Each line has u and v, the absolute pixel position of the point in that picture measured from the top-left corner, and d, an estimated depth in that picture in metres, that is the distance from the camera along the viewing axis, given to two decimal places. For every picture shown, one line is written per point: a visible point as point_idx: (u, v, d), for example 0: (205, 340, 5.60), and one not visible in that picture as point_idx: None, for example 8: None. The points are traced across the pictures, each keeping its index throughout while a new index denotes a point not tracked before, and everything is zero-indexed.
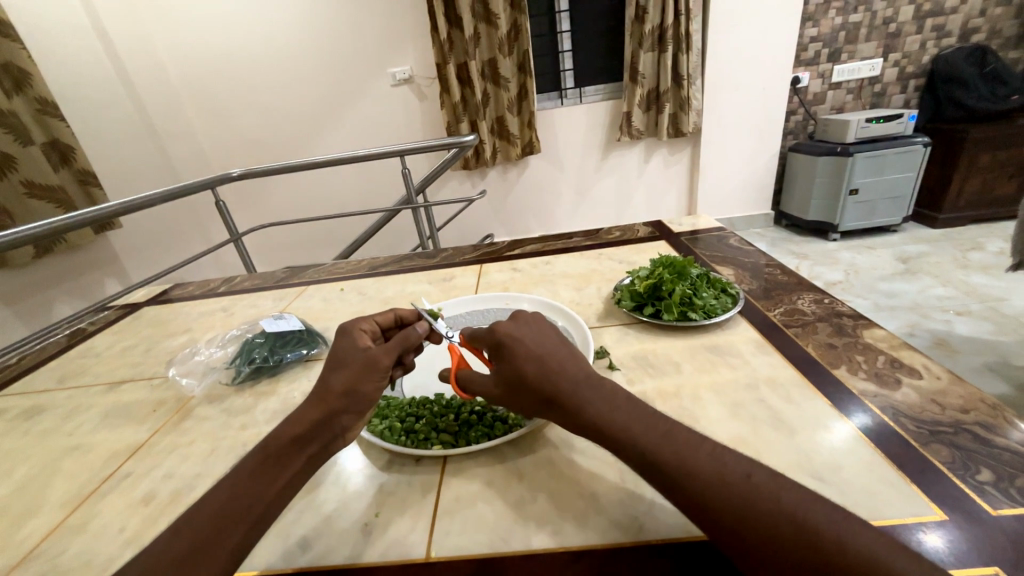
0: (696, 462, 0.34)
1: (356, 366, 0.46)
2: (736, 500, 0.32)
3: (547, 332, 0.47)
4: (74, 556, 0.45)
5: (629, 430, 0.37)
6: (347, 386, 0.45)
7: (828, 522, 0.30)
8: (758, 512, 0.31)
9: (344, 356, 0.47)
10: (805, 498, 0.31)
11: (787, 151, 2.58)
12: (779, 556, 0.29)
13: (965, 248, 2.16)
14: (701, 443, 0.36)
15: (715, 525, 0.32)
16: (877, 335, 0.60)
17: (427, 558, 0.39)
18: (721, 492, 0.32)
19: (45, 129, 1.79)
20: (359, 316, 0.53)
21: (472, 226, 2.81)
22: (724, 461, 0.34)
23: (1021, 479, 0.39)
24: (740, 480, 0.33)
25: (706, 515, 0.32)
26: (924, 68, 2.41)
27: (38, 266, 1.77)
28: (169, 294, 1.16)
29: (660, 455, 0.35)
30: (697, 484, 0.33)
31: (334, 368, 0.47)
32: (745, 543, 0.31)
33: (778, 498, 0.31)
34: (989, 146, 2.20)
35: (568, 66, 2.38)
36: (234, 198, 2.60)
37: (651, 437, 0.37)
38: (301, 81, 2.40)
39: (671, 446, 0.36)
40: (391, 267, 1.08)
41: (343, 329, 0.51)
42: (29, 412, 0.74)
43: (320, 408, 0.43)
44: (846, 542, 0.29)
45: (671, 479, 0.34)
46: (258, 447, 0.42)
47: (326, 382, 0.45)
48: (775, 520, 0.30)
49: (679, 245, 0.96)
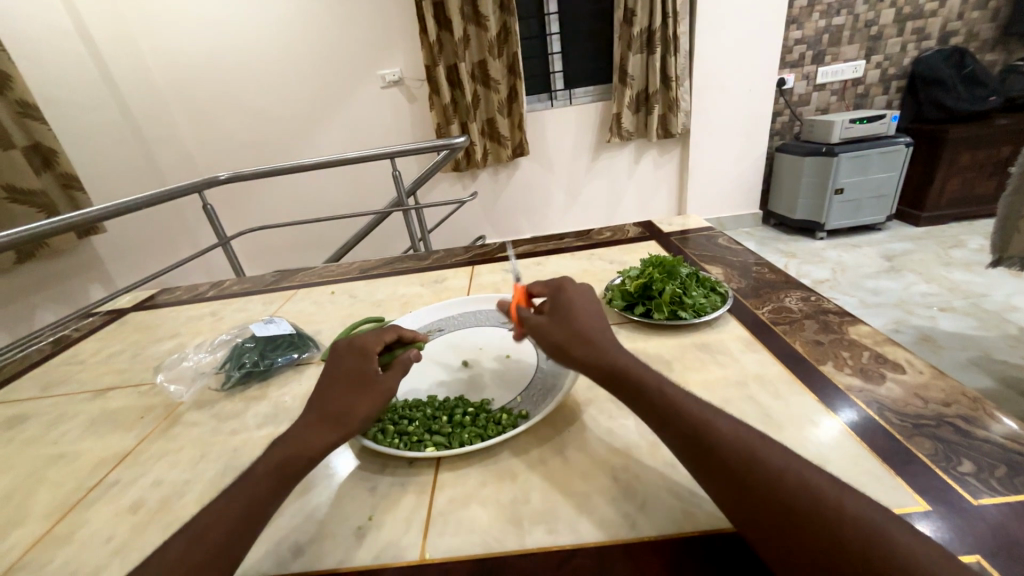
0: (717, 424, 0.38)
1: (378, 397, 0.47)
2: (748, 459, 0.35)
3: (592, 302, 0.51)
4: (60, 567, 0.44)
5: (662, 391, 0.41)
6: (367, 415, 0.46)
7: (829, 485, 0.33)
8: (766, 471, 0.34)
9: (365, 384, 0.48)
10: (811, 467, 0.35)
11: (774, 152, 2.62)
12: (779, 509, 0.33)
13: (948, 246, 2.21)
14: (723, 412, 0.39)
15: (724, 476, 0.35)
16: (862, 331, 0.61)
17: (422, 560, 0.39)
18: (736, 450, 0.36)
19: (26, 132, 1.75)
20: (378, 331, 0.53)
21: (463, 228, 2.80)
22: (743, 427, 0.37)
23: (1000, 470, 0.40)
24: (753, 444, 0.36)
25: (717, 467, 0.36)
26: (905, 70, 2.46)
27: (19, 272, 1.74)
28: (156, 299, 1.15)
29: (684, 413, 0.39)
30: (714, 441, 0.37)
31: (353, 389, 0.47)
32: (747, 495, 0.34)
33: (773, 457, 0.35)
34: (969, 146, 2.25)
35: (558, 68, 2.39)
36: (222, 202, 2.57)
37: (680, 399, 0.40)
38: (289, 82, 2.37)
39: (696, 409, 0.39)
40: (383, 269, 1.08)
41: (361, 349, 0.50)
42: (12, 420, 0.73)
43: (342, 431, 0.45)
44: (842, 501, 0.32)
45: (691, 434, 0.38)
46: (262, 459, 0.43)
47: (346, 407, 0.46)
48: (779, 478, 0.34)
49: (669, 244, 0.97)
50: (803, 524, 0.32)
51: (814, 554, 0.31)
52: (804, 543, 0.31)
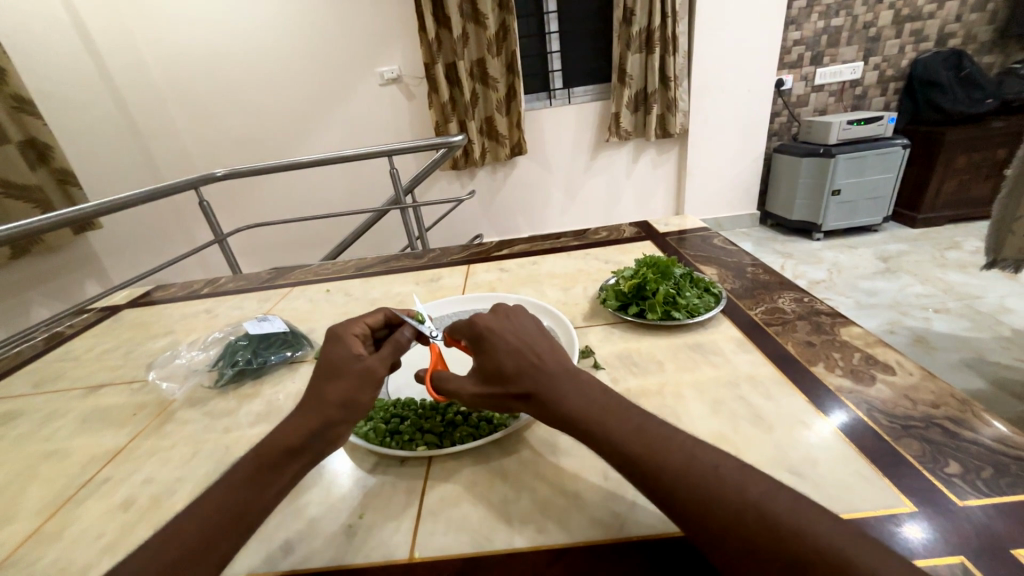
0: (668, 455, 0.35)
1: (351, 377, 0.46)
2: (703, 490, 0.33)
3: (534, 328, 0.47)
4: (49, 565, 0.44)
5: (604, 422, 0.39)
6: (345, 397, 0.45)
7: (791, 506, 0.31)
8: (722, 501, 0.32)
9: (338, 366, 0.47)
10: (770, 488, 0.32)
11: (772, 152, 2.63)
12: (744, 544, 0.30)
13: (943, 247, 2.22)
14: (675, 436, 0.37)
15: (681, 511, 0.33)
16: (854, 332, 0.62)
17: (411, 559, 0.39)
18: (689, 482, 0.33)
19: (22, 127, 1.74)
20: (351, 320, 0.53)
21: (461, 226, 2.80)
22: (695, 453, 0.35)
23: (986, 471, 0.40)
24: (683, 455, 0.35)
25: (675, 503, 0.33)
26: (903, 72, 2.47)
27: (13, 268, 1.73)
28: (151, 296, 1.14)
29: (632, 445, 0.37)
30: (663, 472, 0.35)
31: (328, 374, 0.47)
32: (710, 531, 0.32)
33: (671, 446, 0.36)
34: (966, 148, 2.25)
35: (557, 66, 2.39)
36: (220, 198, 2.57)
37: (628, 430, 0.38)
38: (289, 80, 2.37)
39: (643, 438, 0.37)
40: (378, 268, 1.08)
41: (335, 334, 0.50)
42: (3, 417, 0.72)
43: (319, 419, 0.43)
44: (805, 525, 0.30)
45: (643, 471, 0.35)
46: (251, 454, 0.42)
47: (321, 392, 0.45)
48: (739, 508, 0.31)
49: (665, 245, 0.97)
50: (769, 561, 0.29)
51: (755, 561, 0.30)
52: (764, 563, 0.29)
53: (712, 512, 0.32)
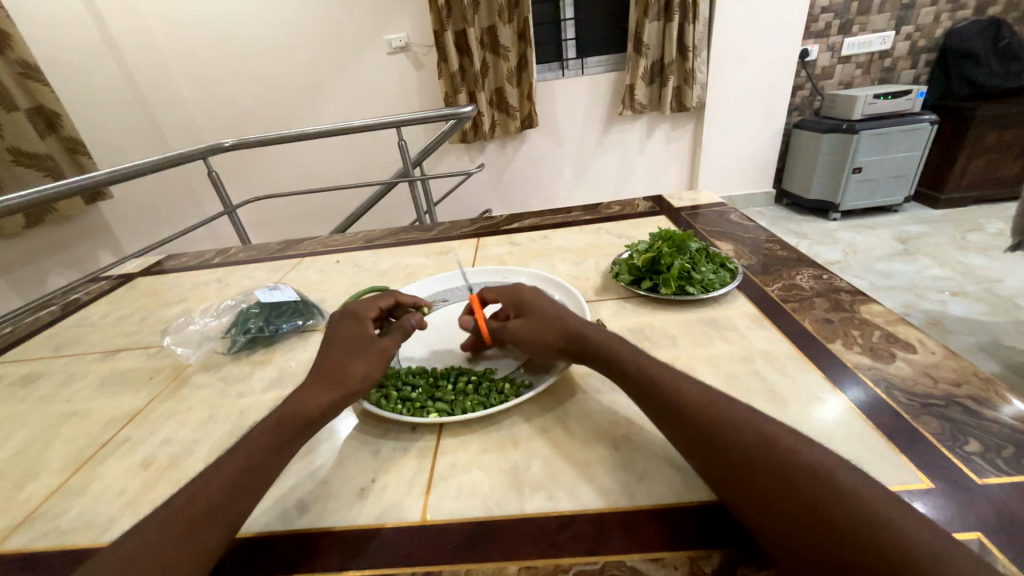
0: (689, 399, 0.39)
1: (373, 354, 0.49)
2: (718, 429, 0.36)
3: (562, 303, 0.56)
4: (74, 518, 0.46)
5: (636, 370, 0.44)
6: (366, 375, 0.47)
7: (799, 447, 0.34)
8: (730, 434, 0.36)
9: (358, 344, 0.49)
10: (782, 433, 0.35)
11: (792, 128, 2.54)
12: (747, 475, 0.33)
13: (966, 229, 2.15)
14: (702, 386, 0.41)
15: (693, 442, 0.37)
16: (874, 310, 0.60)
17: (424, 521, 0.40)
18: (707, 421, 0.37)
19: (29, 93, 1.73)
20: (364, 302, 0.55)
21: (469, 201, 2.77)
22: (716, 400, 0.39)
23: (1008, 450, 0.39)
24: (706, 400, 0.39)
25: (691, 438, 0.37)
26: (936, 43, 2.34)
27: (29, 236, 1.76)
28: (163, 265, 1.15)
29: (659, 388, 0.41)
30: (682, 410, 0.39)
31: (350, 349, 0.49)
32: (718, 463, 0.35)
33: (700, 393, 0.40)
34: (998, 125, 2.15)
35: (570, 34, 2.30)
36: (228, 169, 2.55)
37: (659, 379, 0.42)
38: (295, 48, 2.31)
39: (671, 384, 0.41)
40: (388, 240, 1.07)
41: (351, 314, 0.53)
42: (24, 379, 0.74)
43: (340, 391, 0.46)
44: (802, 456, 0.33)
45: (665, 410, 0.40)
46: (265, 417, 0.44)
47: (341, 365, 0.47)
48: (744, 439, 0.35)
49: (679, 219, 0.95)
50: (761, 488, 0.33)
51: (748, 489, 0.33)
52: (756, 490, 0.33)
53: (719, 447, 0.35)
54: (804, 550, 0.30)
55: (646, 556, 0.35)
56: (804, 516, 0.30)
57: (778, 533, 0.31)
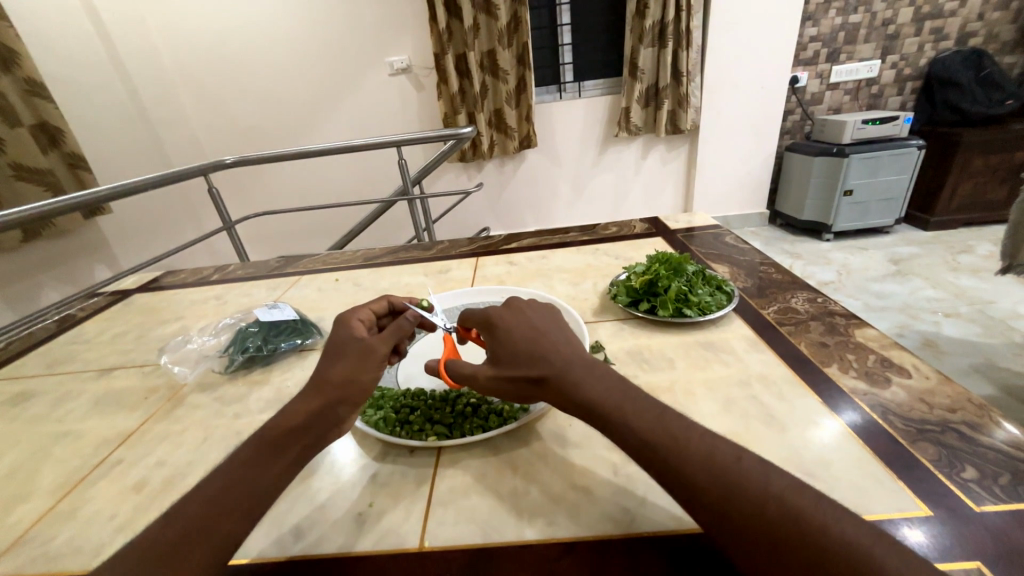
0: (675, 438, 0.36)
1: (353, 355, 0.47)
2: (725, 486, 0.32)
3: (548, 314, 0.49)
4: (63, 544, 0.45)
5: (623, 411, 0.39)
6: (347, 378, 0.46)
7: (813, 501, 0.31)
8: (726, 478, 0.33)
9: (340, 348, 0.48)
10: (791, 484, 0.32)
11: (783, 151, 2.60)
12: (764, 539, 0.30)
13: (956, 251, 2.19)
14: (683, 421, 0.38)
15: (690, 492, 0.33)
16: (868, 334, 0.61)
17: (421, 548, 0.39)
18: (711, 475, 0.33)
19: (33, 109, 1.75)
20: (356, 307, 0.55)
21: (467, 219, 2.80)
22: (716, 446, 0.35)
23: (1005, 477, 0.40)
24: (694, 437, 0.36)
25: (696, 495, 0.33)
26: (920, 71, 2.42)
27: (25, 251, 1.75)
28: (160, 281, 1.15)
29: (653, 435, 0.36)
30: (671, 454, 0.35)
31: (332, 356, 0.48)
32: (718, 513, 0.32)
33: (687, 431, 0.36)
34: (983, 150, 2.21)
35: (568, 59, 2.36)
36: (228, 185, 2.57)
37: (636, 415, 0.38)
38: (298, 69, 2.36)
39: (664, 428, 0.37)
40: (387, 258, 1.08)
41: (339, 320, 0.52)
42: (16, 397, 0.73)
43: (319, 400, 0.44)
44: (799, 497, 0.31)
45: (651, 454, 0.36)
46: (254, 437, 0.42)
47: (323, 373, 0.46)
48: (740, 482, 0.32)
49: (675, 241, 0.96)
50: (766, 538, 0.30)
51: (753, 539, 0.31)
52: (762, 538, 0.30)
53: (716, 494, 0.32)
54: None
55: None
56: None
57: None
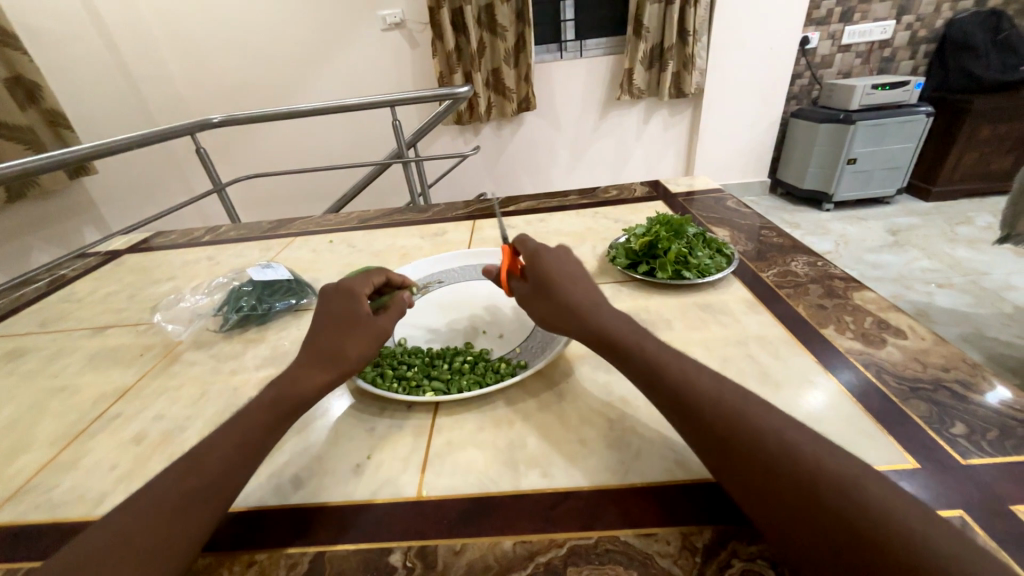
0: (691, 378, 0.38)
1: (370, 334, 0.47)
2: (727, 422, 0.35)
3: (574, 264, 0.51)
4: (66, 492, 0.46)
5: (646, 355, 0.41)
6: (361, 357, 0.46)
7: (806, 447, 0.32)
8: (732, 416, 0.35)
9: (354, 321, 0.47)
10: (796, 427, 0.34)
11: (789, 117, 2.53)
12: (759, 474, 0.32)
13: (955, 222, 2.18)
14: (705, 370, 0.39)
15: (693, 422, 0.36)
16: (867, 297, 0.61)
17: (419, 497, 0.40)
18: (717, 411, 0.35)
19: (7, 61, 1.66)
20: (364, 273, 0.53)
21: (464, 184, 2.74)
22: (729, 391, 0.37)
23: (992, 432, 0.40)
24: (710, 381, 0.38)
25: (699, 440, 0.35)
26: (936, 33, 2.33)
27: (10, 212, 1.71)
28: (150, 242, 1.13)
29: (668, 376, 0.39)
30: (685, 390, 0.37)
31: (346, 328, 0.47)
32: (718, 443, 0.34)
33: (706, 375, 0.38)
34: (992, 119, 2.16)
35: (569, 15, 2.25)
36: (216, 146, 2.49)
37: (661, 359, 0.40)
38: (285, 20, 2.22)
39: (678, 371, 0.39)
40: (383, 220, 1.05)
41: (348, 286, 0.50)
42: (11, 354, 0.73)
43: (336, 373, 0.44)
44: (802, 443, 0.32)
45: (666, 389, 0.38)
46: (269, 392, 0.43)
47: (337, 344, 0.45)
48: (744, 421, 0.34)
49: (676, 205, 0.94)
50: (761, 470, 0.32)
51: (745, 471, 0.32)
52: (756, 470, 0.32)
53: (719, 428, 0.35)
54: (798, 530, 0.29)
55: (639, 532, 0.36)
56: (818, 521, 0.29)
57: (774, 514, 0.31)
